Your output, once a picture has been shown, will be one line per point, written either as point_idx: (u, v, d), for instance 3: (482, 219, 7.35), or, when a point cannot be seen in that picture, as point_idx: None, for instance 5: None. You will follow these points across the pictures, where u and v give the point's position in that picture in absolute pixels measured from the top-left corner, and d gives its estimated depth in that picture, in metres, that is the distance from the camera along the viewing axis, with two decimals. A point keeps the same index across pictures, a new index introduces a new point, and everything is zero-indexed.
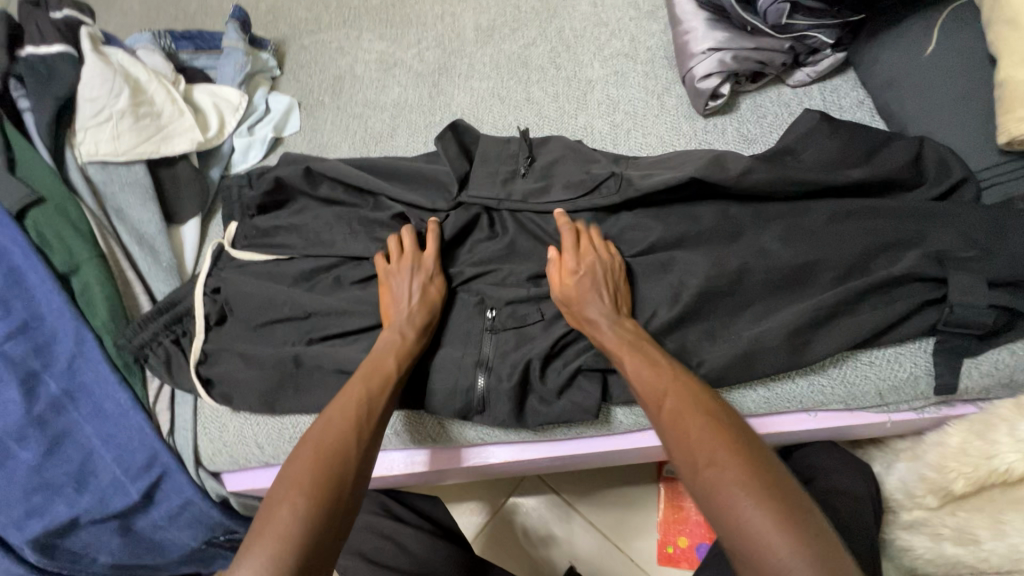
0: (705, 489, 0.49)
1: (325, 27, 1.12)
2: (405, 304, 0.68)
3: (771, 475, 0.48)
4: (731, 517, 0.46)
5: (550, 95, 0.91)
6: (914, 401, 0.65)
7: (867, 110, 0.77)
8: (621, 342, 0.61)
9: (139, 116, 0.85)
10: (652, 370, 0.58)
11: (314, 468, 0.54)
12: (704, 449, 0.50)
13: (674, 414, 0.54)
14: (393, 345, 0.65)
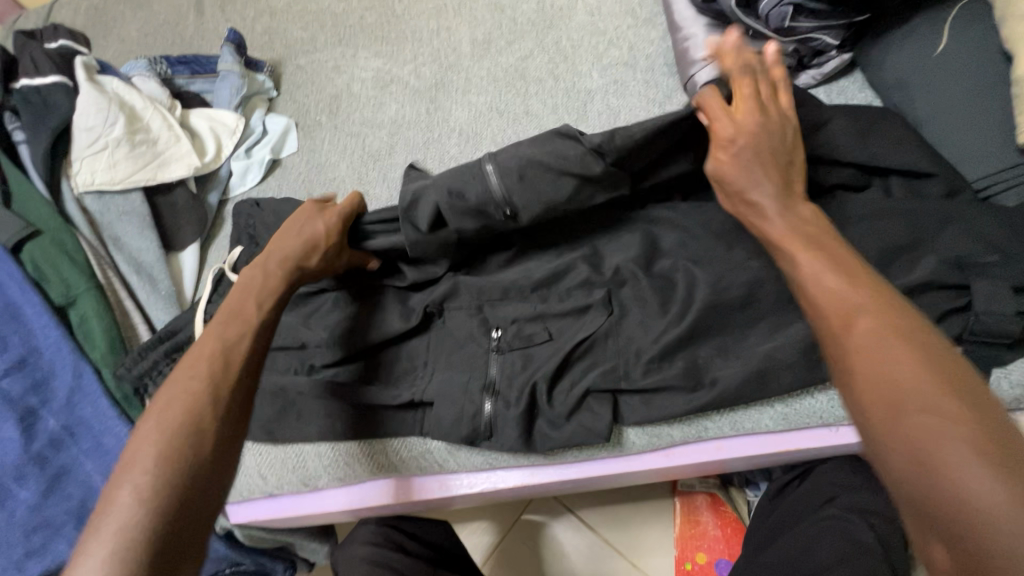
0: (902, 428, 0.39)
1: (321, 47, 1.11)
2: (292, 239, 0.66)
3: (1006, 430, 0.37)
4: (933, 459, 0.37)
5: (549, 107, 0.89)
6: None
7: (877, 112, 0.74)
8: (792, 235, 0.52)
9: (135, 144, 0.84)
10: (838, 284, 0.47)
11: (167, 430, 0.48)
12: (893, 366, 0.41)
13: (863, 325, 0.44)
14: (256, 288, 0.62)
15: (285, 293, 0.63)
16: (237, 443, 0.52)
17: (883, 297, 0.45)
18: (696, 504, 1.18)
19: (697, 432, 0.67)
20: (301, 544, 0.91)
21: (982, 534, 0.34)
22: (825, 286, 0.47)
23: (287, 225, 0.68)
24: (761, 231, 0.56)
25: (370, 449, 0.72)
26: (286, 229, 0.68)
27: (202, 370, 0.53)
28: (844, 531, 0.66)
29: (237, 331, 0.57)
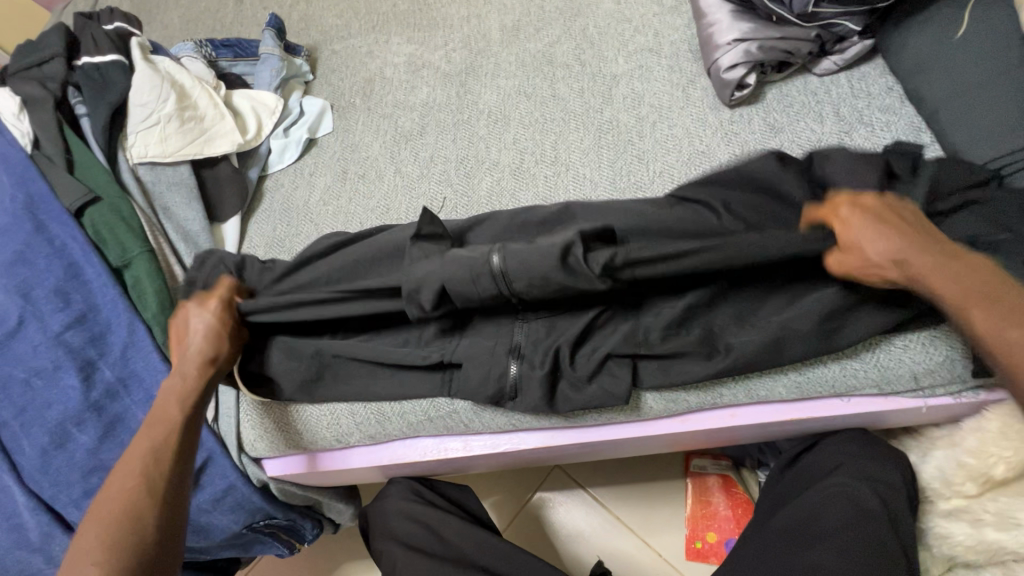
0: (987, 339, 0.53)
1: (355, 33, 1.16)
2: (195, 335, 0.71)
3: None
4: None
5: (575, 91, 0.93)
6: (952, 385, 0.65)
7: (897, 96, 0.76)
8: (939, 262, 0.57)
9: (184, 120, 0.90)
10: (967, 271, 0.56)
11: (117, 526, 0.60)
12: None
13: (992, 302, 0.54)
14: (179, 392, 0.69)
15: (211, 377, 0.70)
16: (180, 518, 0.64)
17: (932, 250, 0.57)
18: (708, 485, 1.21)
19: (714, 398, 0.70)
20: (328, 503, 0.96)
21: None
22: (911, 261, 0.57)
23: (185, 322, 0.73)
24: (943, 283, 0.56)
25: (399, 408, 0.76)
26: (178, 333, 0.73)
27: (145, 464, 0.64)
28: (851, 497, 0.68)
29: (155, 435, 0.67)
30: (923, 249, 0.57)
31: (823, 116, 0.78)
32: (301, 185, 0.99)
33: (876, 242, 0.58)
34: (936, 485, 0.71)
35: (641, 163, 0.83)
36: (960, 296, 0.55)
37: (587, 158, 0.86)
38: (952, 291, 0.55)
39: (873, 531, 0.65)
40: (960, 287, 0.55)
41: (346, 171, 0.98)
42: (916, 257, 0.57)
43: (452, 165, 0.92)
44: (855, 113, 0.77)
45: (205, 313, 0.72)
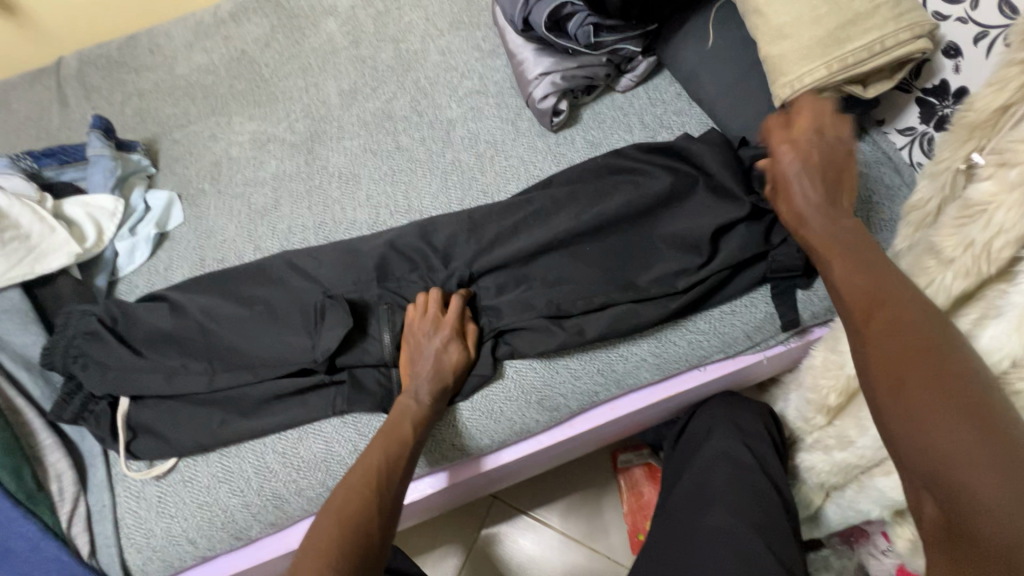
0: (891, 406, 0.46)
1: (194, 119, 1.14)
2: (426, 358, 0.70)
3: (899, 398, 0.46)
4: (923, 426, 0.44)
5: (417, 140, 0.98)
6: (777, 335, 0.75)
7: (685, 99, 0.89)
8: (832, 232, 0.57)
9: (6, 242, 0.83)
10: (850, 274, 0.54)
11: (337, 527, 0.57)
12: (882, 341, 0.48)
13: (869, 309, 0.50)
14: (416, 414, 0.68)
15: (444, 395, 0.70)
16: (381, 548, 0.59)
17: (911, 311, 0.48)
18: (636, 478, 1.25)
19: (591, 398, 0.74)
20: None
21: (946, 461, 0.42)
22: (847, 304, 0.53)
23: (417, 343, 0.71)
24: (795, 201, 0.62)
25: (296, 488, 0.74)
26: (410, 353, 0.72)
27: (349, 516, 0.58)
28: (729, 455, 0.76)
29: (382, 451, 0.64)
30: (892, 306, 0.49)
31: (632, 126, 0.88)
32: (158, 283, 0.96)
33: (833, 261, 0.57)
34: (799, 423, 0.79)
35: (487, 197, 0.89)
36: (891, 360, 0.47)
37: (437, 200, 0.90)
38: (875, 359, 0.49)
39: (750, 484, 0.72)
40: (876, 346, 0.48)
41: (203, 259, 0.96)
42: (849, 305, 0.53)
43: (311, 232, 0.93)
44: (656, 121, 0.88)
45: (438, 337, 0.70)
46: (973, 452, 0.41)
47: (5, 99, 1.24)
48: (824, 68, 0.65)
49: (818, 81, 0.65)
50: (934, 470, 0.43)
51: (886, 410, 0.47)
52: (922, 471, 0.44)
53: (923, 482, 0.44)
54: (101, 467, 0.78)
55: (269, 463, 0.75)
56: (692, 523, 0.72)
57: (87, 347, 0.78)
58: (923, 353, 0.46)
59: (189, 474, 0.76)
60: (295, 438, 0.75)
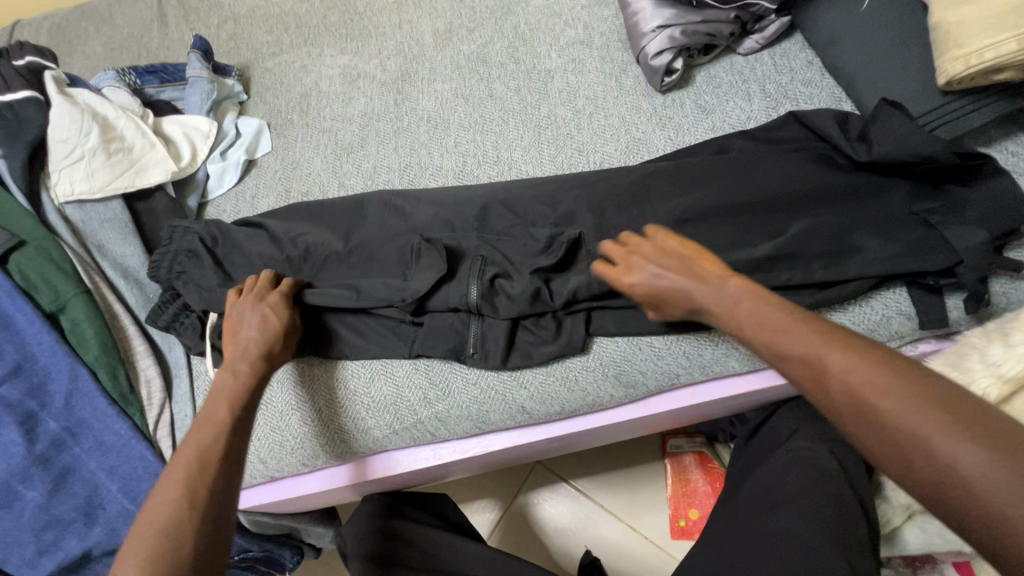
0: (875, 428, 0.43)
1: (287, 49, 1.13)
2: (251, 331, 0.65)
3: (872, 413, 0.43)
4: (907, 438, 0.41)
5: (511, 89, 0.93)
6: (891, 341, 0.67)
7: (817, 69, 0.80)
8: (734, 312, 0.56)
9: (111, 152, 0.86)
10: (780, 319, 0.52)
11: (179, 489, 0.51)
12: (838, 362, 0.46)
13: (806, 352, 0.48)
14: (231, 389, 0.61)
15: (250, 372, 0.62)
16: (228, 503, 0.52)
17: (833, 328, 0.49)
18: (685, 464, 1.23)
19: (671, 380, 0.71)
20: (307, 528, 0.94)
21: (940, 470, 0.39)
22: (800, 346, 0.49)
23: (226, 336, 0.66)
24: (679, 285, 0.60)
25: (364, 426, 0.76)
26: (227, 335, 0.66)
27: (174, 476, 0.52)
28: (810, 461, 0.71)
29: (213, 433, 0.56)
30: (800, 330, 0.50)
31: (751, 93, 0.80)
32: (244, 209, 0.97)
33: (776, 309, 0.53)
34: None
35: (581, 156, 0.84)
36: (843, 384, 0.45)
37: (528, 155, 0.86)
38: (852, 386, 0.44)
39: (830, 492, 0.68)
40: (839, 372, 0.45)
41: (288, 190, 0.96)
42: (805, 345, 0.49)
43: (395, 173, 0.91)
44: (780, 89, 0.79)
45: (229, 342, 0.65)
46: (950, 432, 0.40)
47: (111, 14, 1.27)
48: (1014, 42, 0.55)
49: (1002, 58, 0.56)
50: (944, 484, 0.39)
51: (862, 434, 0.44)
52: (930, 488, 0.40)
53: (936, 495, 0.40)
54: (184, 379, 0.82)
55: (340, 398, 0.76)
56: (758, 525, 0.68)
57: (180, 263, 0.81)
58: (843, 376, 0.45)
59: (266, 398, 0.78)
60: (367, 377, 0.76)
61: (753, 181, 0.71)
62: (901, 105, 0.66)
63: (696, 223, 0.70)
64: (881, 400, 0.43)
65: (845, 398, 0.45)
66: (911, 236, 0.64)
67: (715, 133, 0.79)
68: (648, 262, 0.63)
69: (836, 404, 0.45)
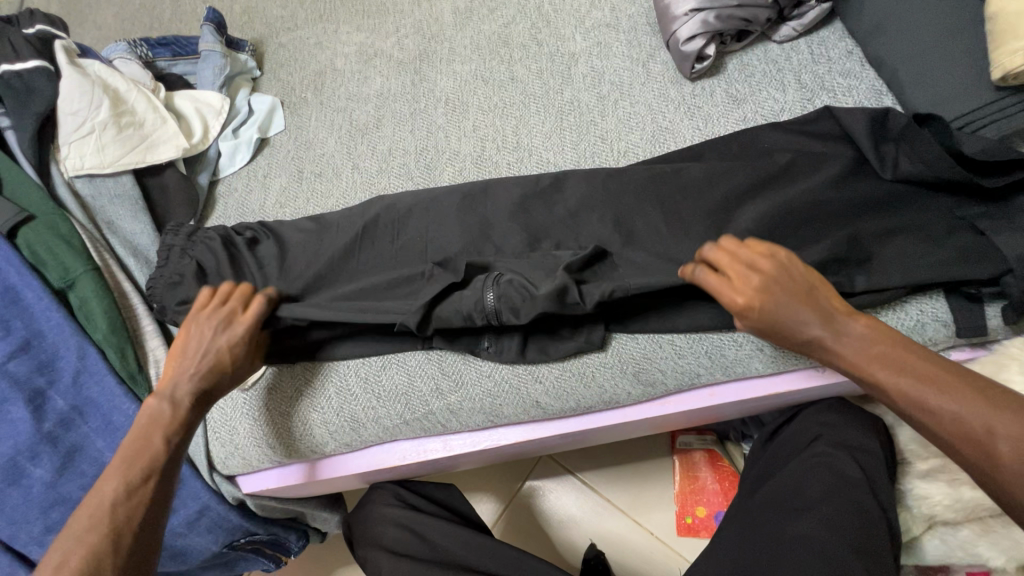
0: (992, 457, 0.49)
1: (302, 24, 1.10)
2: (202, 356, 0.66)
3: (987, 444, 0.49)
4: (1019, 467, 0.48)
5: (533, 72, 0.89)
6: (924, 348, 0.65)
7: (857, 59, 0.76)
8: (838, 332, 0.57)
9: (122, 127, 0.84)
10: (880, 346, 0.56)
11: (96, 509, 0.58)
12: (950, 396, 0.51)
13: (909, 382, 0.53)
14: (164, 423, 0.64)
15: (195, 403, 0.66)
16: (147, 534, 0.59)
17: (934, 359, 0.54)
18: (694, 461, 1.21)
19: (692, 379, 0.69)
20: (312, 513, 0.93)
21: None
22: (952, 404, 0.51)
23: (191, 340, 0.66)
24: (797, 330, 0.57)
25: (374, 415, 0.74)
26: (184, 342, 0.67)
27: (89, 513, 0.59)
28: (831, 467, 0.69)
29: (139, 468, 0.62)
30: (905, 362, 0.54)
31: (785, 84, 0.77)
32: (255, 189, 0.95)
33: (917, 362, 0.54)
34: (912, 446, 0.71)
35: (604, 144, 0.81)
36: (958, 417, 0.51)
37: (549, 141, 0.83)
38: (969, 420, 0.50)
39: (853, 500, 0.66)
40: (953, 405, 0.51)
41: (301, 170, 0.94)
42: (959, 403, 0.51)
43: (411, 157, 0.89)
44: (816, 80, 0.76)
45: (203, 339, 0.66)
46: None
47: None
48: None
49: None
50: None
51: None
52: None
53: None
54: None
55: (350, 386, 0.75)
56: (778, 533, 0.67)
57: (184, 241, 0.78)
58: (958, 409, 0.51)
59: (273, 384, 0.77)
60: (379, 365, 0.75)
61: (783, 177, 0.68)
62: (936, 119, 0.63)
63: (722, 220, 0.68)
64: (994, 430, 0.49)
65: (1015, 458, 0.48)
66: (951, 242, 0.61)
67: (746, 124, 0.76)
68: (763, 293, 0.57)
69: (953, 433, 0.51)
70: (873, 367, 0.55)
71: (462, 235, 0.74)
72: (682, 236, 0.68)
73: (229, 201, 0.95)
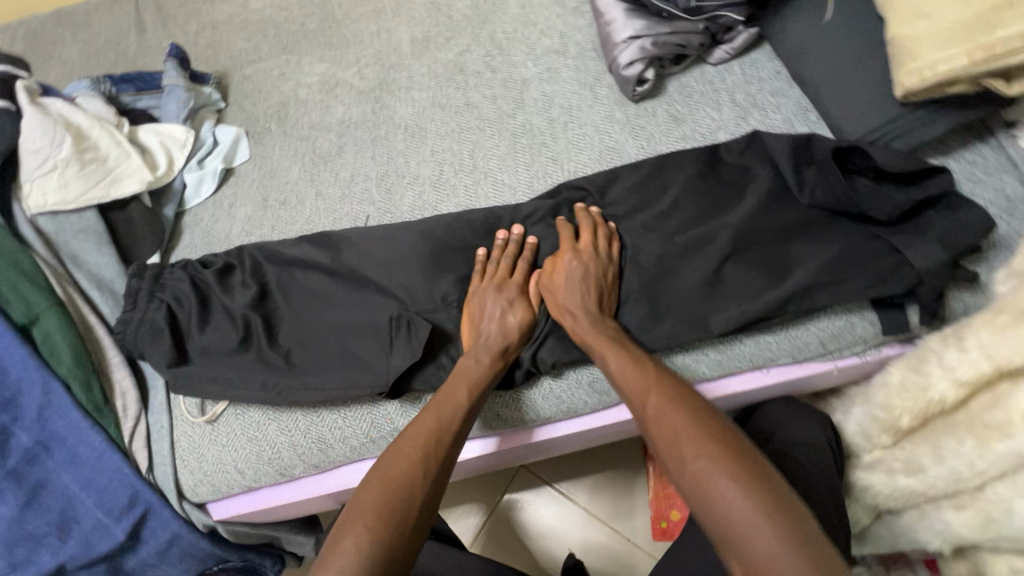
0: (692, 483, 0.51)
1: (265, 56, 1.13)
2: (490, 334, 0.69)
3: (688, 469, 0.51)
4: (710, 492, 0.49)
5: (488, 98, 0.94)
6: (855, 346, 0.69)
7: (784, 79, 0.81)
8: (609, 342, 0.65)
9: (85, 162, 0.85)
10: (644, 378, 0.60)
11: (382, 496, 0.55)
12: (667, 421, 0.55)
13: (661, 406, 0.57)
14: (472, 376, 0.66)
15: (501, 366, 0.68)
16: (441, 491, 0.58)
17: (681, 390, 0.58)
18: None
19: None
20: (288, 538, 0.93)
21: (722, 512, 0.48)
22: (705, 480, 0.50)
23: (480, 300, 0.72)
24: (575, 334, 0.67)
25: (340, 435, 0.76)
26: (472, 315, 0.72)
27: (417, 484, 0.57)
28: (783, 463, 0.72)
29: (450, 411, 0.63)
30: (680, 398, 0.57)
31: (721, 103, 0.82)
32: (221, 218, 0.97)
33: (685, 434, 0.53)
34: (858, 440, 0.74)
35: (555, 165, 0.85)
36: (669, 440, 0.54)
37: (504, 163, 0.87)
38: (684, 443, 0.52)
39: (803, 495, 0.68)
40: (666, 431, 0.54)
41: (266, 199, 0.96)
42: (711, 482, 0.49)
43: (372, 182, 0.92)
44: (750, 99, 0.81)
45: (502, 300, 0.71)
46: (728, 478, 0.49)
47: (88, 21, 1.26)
48: (965, 56, 0.57)
49: (953, 71, 0.58)
50: (727, 529, 0.47)
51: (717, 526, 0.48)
52: (718, 534, 0.48)
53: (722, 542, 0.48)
54: (161, 390, 0.81)
55: (317, 409, 0.77)
56: None
57: (151, 276, 0.81)
58: (667, 432, 0.54)
59: (241, 409, 0.79)
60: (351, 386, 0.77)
61: (717, 191, 0.73)
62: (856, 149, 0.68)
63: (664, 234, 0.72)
64: (688, 453, 0.52)
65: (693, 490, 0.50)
66: (873, 245, 0.66)
67: (686, 142, 0.81)
68: (569, 270, 0.69)
69: (669, 454, 0.53)
70: (652, 434, 0.56)
71: (421, 267, 0.77)
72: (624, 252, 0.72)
73: (195, 231, 0.96)
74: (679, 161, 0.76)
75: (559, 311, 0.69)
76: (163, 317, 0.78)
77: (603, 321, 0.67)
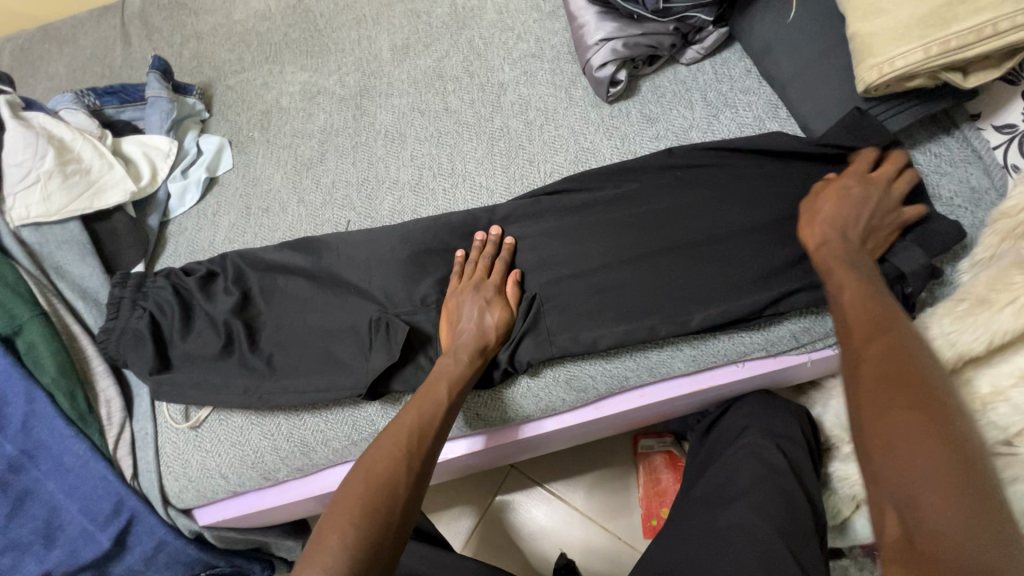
0: (888, 440, 0.45)
1: (248, 66, 1.14)
2: (466, 332, 0.70)
3: (891, 424, 0.45)
4: (905, 453, 0.44)
5: (466, 102, 0.95)
6: (827, 339, 0.71)
7: (754, 78, 0.83)
8: (849, 270, 0.59)
9: (68, 174, 0.86)
10: (862, 313, 0.54)
11: (366, 491, 0.55)
12: (884, 364, 0.49)
13: (886, 348, 0.50)
14: (453, 376, 0.66)
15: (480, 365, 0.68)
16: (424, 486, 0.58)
17: (897, 340, 0.50)
18: (655, 464, 1.23)
19: (621, 383, 0.73)
20: (277, 543, 0.94)
21: (910, 474, 0.43)
22: (912, 439, 0.44)
23: (457, 301, 0.72)
24: (831, 264, 0.61)
25: (322, 438, 0.76)
26: (450, 318, 0.72)
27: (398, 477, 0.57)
28: (759, 457, 0.74)
29: (430, 409, 0.63)
30: (893, 343, 0.50)
31: (693, 102, 0.83)
32: (205, 227, 0.98)
33: (901, 386, 0.47)
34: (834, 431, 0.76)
35: (532, 166, 0.86)
36: (881, 386, 0.48)
37: (481, 166, 0.88)
38: (888, 396, 0.46)
39: (781, 489, 0.70)
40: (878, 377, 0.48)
41: (249, 207, 0.97)
42: (922, 443, 0.43)
43: (353, 188, 0.93)
44: (721, 97, 0.82)
45: (478, 301, 0.71)
46: (936, 450, 0.42)
47: (73, 35, 1.27)
48: (921, 50, 0.58)
49: (911, 65, 0.59)
50: (907, 492, 0.43)
51: (901, 488, 0.43)
52: (897, 496, 0.44)
53: (894, 503, 0.44)
54: (145, 398, 0.81)
55: (298, 412, 0.78)
56: (712, 521, 0.70)
57: (135, 286, 0.82)
58: (888, 380, 0.48)
59: (224, 414, 0.79)
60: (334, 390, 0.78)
61: (689, 191, 0.75)
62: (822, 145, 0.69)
63: (638, 234, 0.74)
64: (907, 404, 0.45)
65: (896, 447, 0.44)
66: None
67: (659, 141, 0.82)
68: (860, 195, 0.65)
69: (868, 399, 0.48)
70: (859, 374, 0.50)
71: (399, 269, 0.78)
72: (599, 251, 0.74)
73: (180, 240, 0.97)
74: (652, 162, 0.78)
75: (817, 238, 0.64)
76: (145, 326, 0.78)
77: (860, 253, 0.61)
